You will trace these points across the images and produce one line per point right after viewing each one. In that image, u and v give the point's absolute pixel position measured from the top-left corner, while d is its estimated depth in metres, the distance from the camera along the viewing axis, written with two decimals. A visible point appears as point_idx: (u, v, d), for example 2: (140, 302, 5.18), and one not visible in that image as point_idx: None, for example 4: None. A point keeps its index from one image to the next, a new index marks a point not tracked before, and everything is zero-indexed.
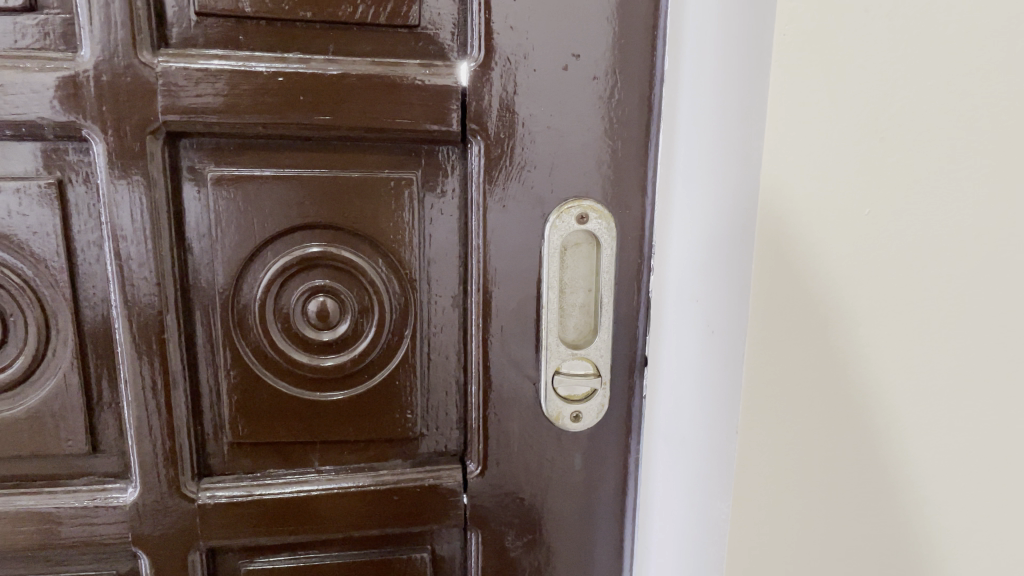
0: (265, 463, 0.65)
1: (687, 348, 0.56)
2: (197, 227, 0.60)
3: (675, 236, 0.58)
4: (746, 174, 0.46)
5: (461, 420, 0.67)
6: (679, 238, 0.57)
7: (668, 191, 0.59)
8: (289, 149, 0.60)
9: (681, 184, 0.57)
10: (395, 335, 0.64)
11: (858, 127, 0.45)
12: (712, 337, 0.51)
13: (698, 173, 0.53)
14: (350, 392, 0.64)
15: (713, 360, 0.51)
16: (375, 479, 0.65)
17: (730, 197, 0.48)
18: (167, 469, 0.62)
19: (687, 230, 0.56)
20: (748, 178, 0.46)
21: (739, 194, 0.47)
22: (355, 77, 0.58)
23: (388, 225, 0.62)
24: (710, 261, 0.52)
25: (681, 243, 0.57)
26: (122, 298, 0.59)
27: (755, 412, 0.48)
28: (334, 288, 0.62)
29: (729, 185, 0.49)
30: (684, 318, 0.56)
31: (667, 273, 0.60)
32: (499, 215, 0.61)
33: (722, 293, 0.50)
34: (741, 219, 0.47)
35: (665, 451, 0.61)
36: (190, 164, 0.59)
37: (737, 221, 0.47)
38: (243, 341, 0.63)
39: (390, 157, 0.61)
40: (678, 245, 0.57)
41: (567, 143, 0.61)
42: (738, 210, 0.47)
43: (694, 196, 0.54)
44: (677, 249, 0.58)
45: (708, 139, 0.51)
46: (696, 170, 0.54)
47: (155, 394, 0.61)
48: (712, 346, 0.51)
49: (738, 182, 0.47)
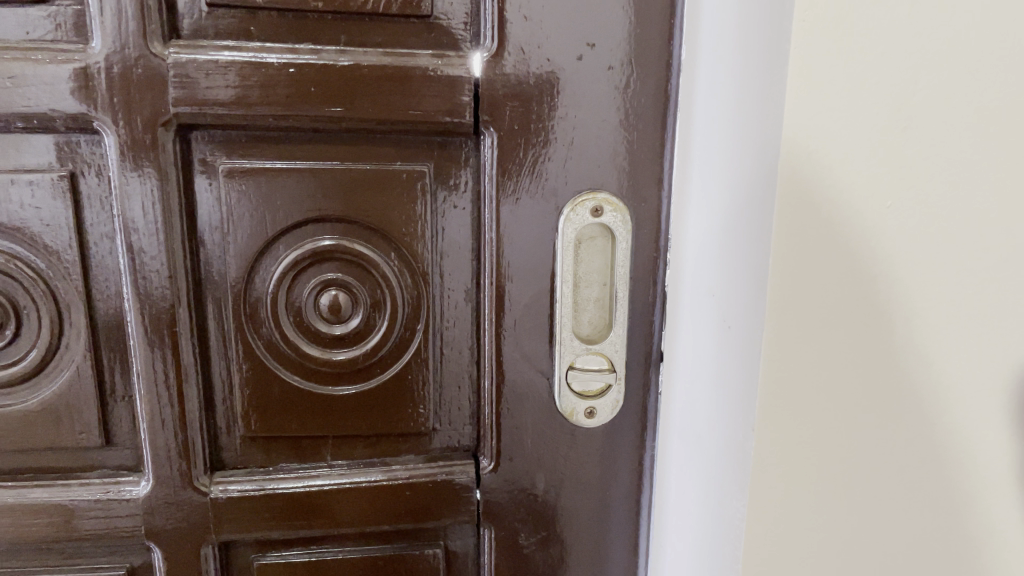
0: (277, 457, 0.65)
1: (704, 343, 0.55)
2: (209, 220, 0.60)
3: (691, 229, 0.57)
4: (763, 166, 0.45)
5: (474, 416, 0.66)
6: (695, 230, 0.56)
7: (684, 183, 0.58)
8: (301, 142, 0.60)
9: (698, 175, 0.55)
10: (407, 329, 0.64)
11: (880, 117, 0.43)
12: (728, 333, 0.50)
13: (715, 166, 0.52)
14: (362, 386, 0.64)
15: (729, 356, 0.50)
16: (388, 474, 0.65)
17: (747, 189, 0.47)
18: (180, 462, 0.62)
19: (704, 223, 0.55)
20: (766, 169, 0.45)
21: (756, 187, 0.46)
22: (367, 68, 0.57)
23: (401, 218, 0.62)
24: (725, 255, 0.50)
25: (697, 237, 0.56)
26: (134, 291, 0.59)
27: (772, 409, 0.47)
28: (346, 282, 0.62)
29: (747, 177, 0.47)
30: (701, 313, 0.55)
31: (682, 267, 0.59)
32: (512, 208, 0.60)
33: (738, 287, 0.49)
34: (760, 210, 0.46)
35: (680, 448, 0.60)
36: (201, 157, 0.59)
37: (756, 213, 0.46)
38: (255, 334, 0.62)
39: (402, 150, 0.61)
40: (694, 238, 0.56)
41: (582, 135, 0.60)
42: (756, 203, 0.46)
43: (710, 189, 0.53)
44: (693, 242, 0.57)
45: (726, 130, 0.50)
46: (713, 161, 0.53)
47: (168, 387, 0.61)
48: (727, 344, 0.50)
49: (755, 174, 0.46)
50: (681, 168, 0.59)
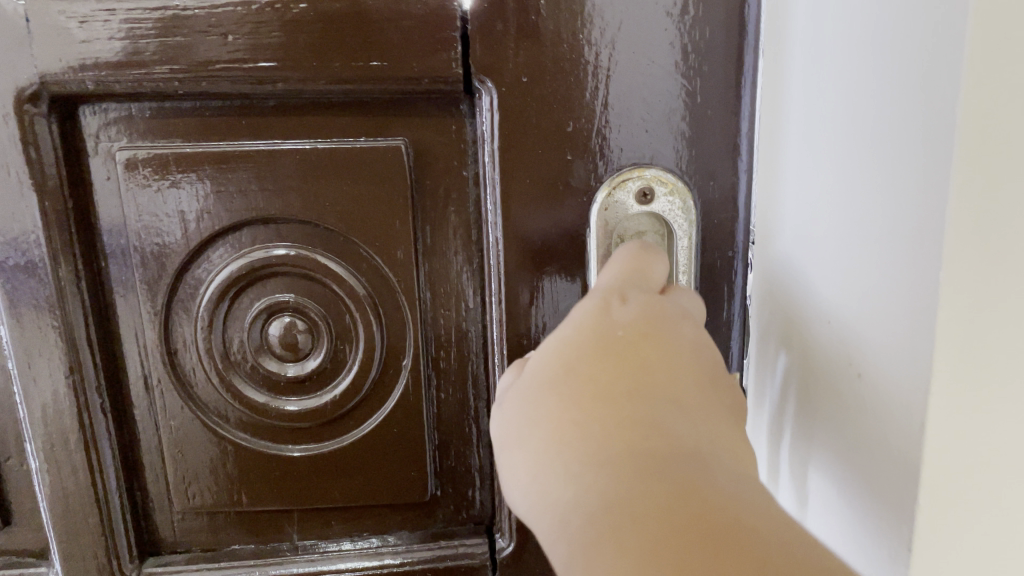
0: (227, 537, 0.49)
1: (816, 386, 0.36)
2: (112, 226, 0.44)
3: (784, 217, 0.39)
4: (898, 42, 0.27)
5: (487, 477, 0.48)
6: (793, 217, 0.37)
7: (776, 149, 0.39)
8: (226, 114, 0.43)
9: (798, 135, 0.36)
10: (389, 365, 0.46)
11: None
12: (832, 363, 0.34)
13: (829, 119, 0.33)
14: (331, 446, 0.47)
15: (843, 401, 0.33)
16: (371, 561, 0.48)
17: (882, 154, 0.29)
18: (94, 550, 0.47)
19: (806, 207, 0.36)
20: (932, 124, 0.26)
21: (898, 73, 0.28)
22: (306, 4, 0.40)
23: (370, 216, 0.44)
24: (886, 187, 0.29)
25: (795, 229, 0.37)
26: (12, 328, 0.44)
27: (941, 499, 0.28)
28: (301, 304, 0.45)
29: (880, 133, 0.29)
30: (810, 347, 0.36)
31: (772, 272, 0.41)
32: (522, 195, 0.42)
33: (871, 236, 0.30)
34: (895, 174, 0.28)
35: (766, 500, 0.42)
36: (93, 142, 0.43)
37: (881, 188, 0.29)
38: (178, 378, 0.46)
39: (369, 121, 0.43)
40: (792, 229, 0.38)
41: (620, 86, 0.41)
42: (890, 174, 0.28)
43: (818, 155, 0.34)
44: (789, 240, 0.38)
45: (840, 65, 0.32)
46: (823, 114, 0.34)
47: (69, 451, 0.45)
48: (832, 374, 0.34)
49: (898, 51, 0.27)
50: (768, 132, 0.40)
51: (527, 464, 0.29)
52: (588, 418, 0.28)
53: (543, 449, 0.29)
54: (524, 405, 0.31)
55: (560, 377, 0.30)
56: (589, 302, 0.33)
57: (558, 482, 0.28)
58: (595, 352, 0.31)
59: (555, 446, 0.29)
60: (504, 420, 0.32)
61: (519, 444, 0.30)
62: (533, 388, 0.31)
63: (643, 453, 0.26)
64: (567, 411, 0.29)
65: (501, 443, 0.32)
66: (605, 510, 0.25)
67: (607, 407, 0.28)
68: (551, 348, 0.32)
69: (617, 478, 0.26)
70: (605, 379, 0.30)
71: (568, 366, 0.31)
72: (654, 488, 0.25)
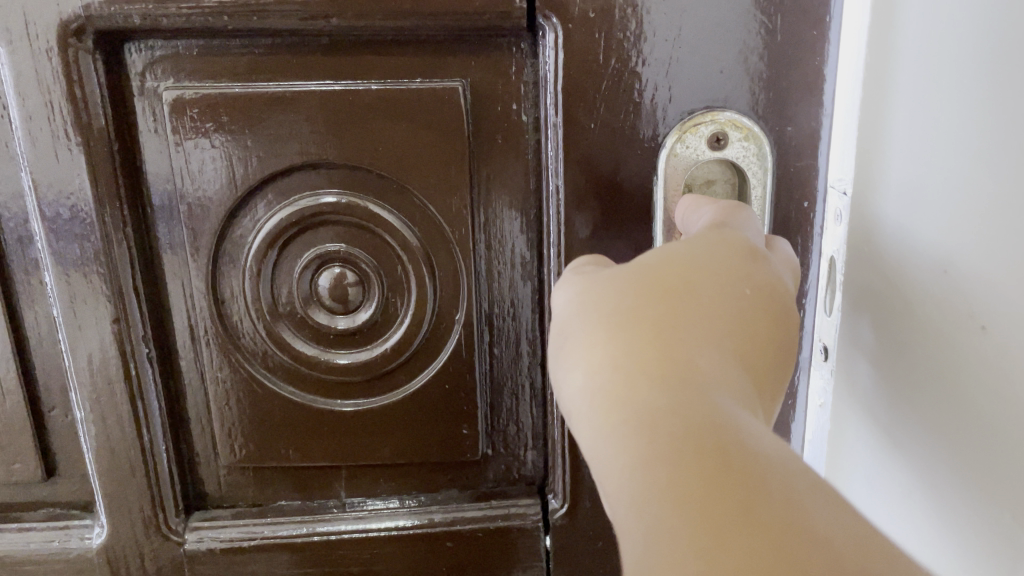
0: (274, 493, 0.48)
1: (930, 355, 0.34)
2: (158, 171, 0.42)
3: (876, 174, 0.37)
4: None
5: (540, 436, 0.47)
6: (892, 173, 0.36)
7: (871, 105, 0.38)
8: (276, 53, 0.41)
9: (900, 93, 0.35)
10: (441, 319, 0.45)
11: None
12: (949, 332, 0.33)
13: (957, 72, 0.31)
14: (380, 402, 0.46)
15: (958, 366, 0.32)
16: (420, 519, 0.47)
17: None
18: (140, 503, 0.46)
19: (918, 174, 0.34)
20: None
21: None
22: None
23: (425, 162, 0.42)
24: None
25: (897, 199, 0.36)
26: (57, 274, 0.42)
27: None
28: (351, 254, 0.43)
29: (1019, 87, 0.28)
30: (920, 316, 0.35)
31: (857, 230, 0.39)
32: (586, 141, 0.40)
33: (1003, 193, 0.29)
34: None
35: (854, 464, 0.41)
36: (138, 82, 0.41)
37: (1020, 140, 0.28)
38: (224, 329, 0.45)
39: (426, 61, 0.41)
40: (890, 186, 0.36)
41: (694, 23, 0.39)
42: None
43: (934, 117, 0.33)
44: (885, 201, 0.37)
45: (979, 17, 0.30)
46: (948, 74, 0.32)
47: (115, 401, 0.44)
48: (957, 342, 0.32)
49: None
50: (856, 83, 0.38)
51: (598, 362, 0.28)
52: (682, 347, 0.27)
53: (609, 358, 0.27)
54: (616, 301, 0.29)
55: (652, 296, 0.29)
56: (703, 237, 0.32)
57: (615, 393, 0.26)
58: (690, 292, 0.29)
59: (621, 360, 0.27)
60: (583, 308, 0.30)
61: (582, 341, 0.29)
62: (626, 296, 0.29)
63: (741, 409, 0.26)
64: (644, 335, 0.28)
65: (571, 325, 0.30)
66: (692, 432, 0.24)
67: (710, 349, 0.28)
68: (658, 262, 0.31)
69: (685, 411, 0.25)
70: (688, 319, 0.28)
71: (658, 289, 0.29)
72: (753, 435, 0.24)
